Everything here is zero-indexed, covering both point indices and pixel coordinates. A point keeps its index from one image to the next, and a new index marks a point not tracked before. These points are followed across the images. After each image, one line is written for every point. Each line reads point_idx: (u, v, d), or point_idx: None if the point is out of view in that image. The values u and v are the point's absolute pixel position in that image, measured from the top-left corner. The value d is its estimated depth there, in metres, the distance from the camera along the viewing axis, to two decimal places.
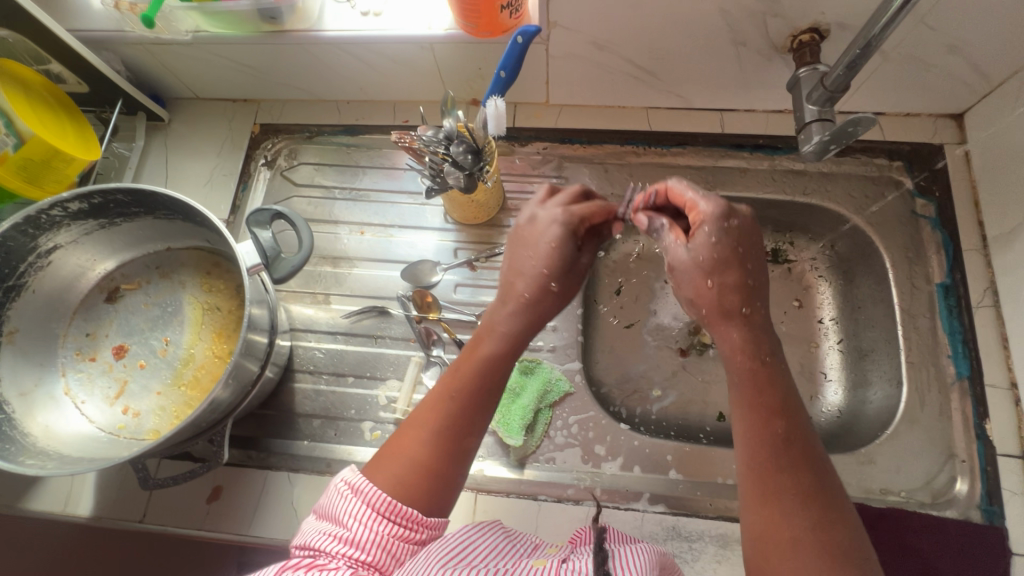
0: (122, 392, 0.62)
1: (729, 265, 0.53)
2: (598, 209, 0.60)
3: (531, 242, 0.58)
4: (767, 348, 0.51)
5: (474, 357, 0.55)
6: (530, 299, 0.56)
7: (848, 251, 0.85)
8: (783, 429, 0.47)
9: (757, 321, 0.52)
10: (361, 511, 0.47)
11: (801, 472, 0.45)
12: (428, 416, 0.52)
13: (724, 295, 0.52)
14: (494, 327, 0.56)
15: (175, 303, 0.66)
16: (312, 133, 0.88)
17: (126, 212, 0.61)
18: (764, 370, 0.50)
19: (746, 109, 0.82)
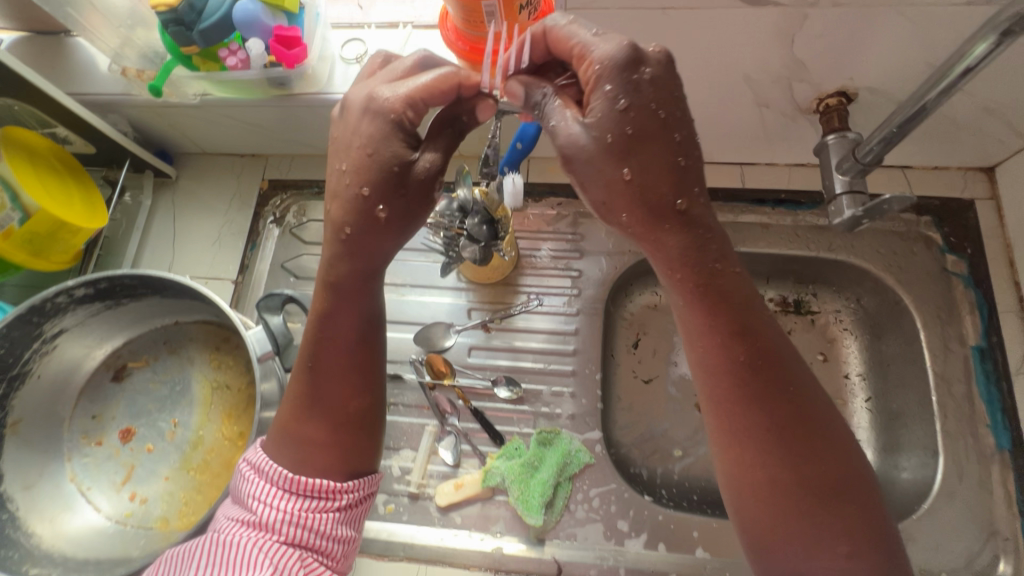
0: (129, 477, 0.60)
1: (650, 144, 0.45)
2: (435, 79, 0.49)
3: (349, 148, 0.50)
4: (712, 245, 0.48)
5: (331, 309, 0.54)
6: (358, 232, 0.51)
7: (875, 306, 0.82)
8: (744, 354, 0.48)
9: (703, 213, 0.47)
10: (264, 493, 0.51)
11: (771, 398, 0.48)
12: (320, 387, 0.55)
13: (652, 189, 0.45)
14: (341, 280, 0.53)
15: (183, 381, 0.64)
16: (321, 189, 0.87)
17: (133, 293, 0.59)
18: (711, 287, 0.48)
19: (767, 163, 0.80)
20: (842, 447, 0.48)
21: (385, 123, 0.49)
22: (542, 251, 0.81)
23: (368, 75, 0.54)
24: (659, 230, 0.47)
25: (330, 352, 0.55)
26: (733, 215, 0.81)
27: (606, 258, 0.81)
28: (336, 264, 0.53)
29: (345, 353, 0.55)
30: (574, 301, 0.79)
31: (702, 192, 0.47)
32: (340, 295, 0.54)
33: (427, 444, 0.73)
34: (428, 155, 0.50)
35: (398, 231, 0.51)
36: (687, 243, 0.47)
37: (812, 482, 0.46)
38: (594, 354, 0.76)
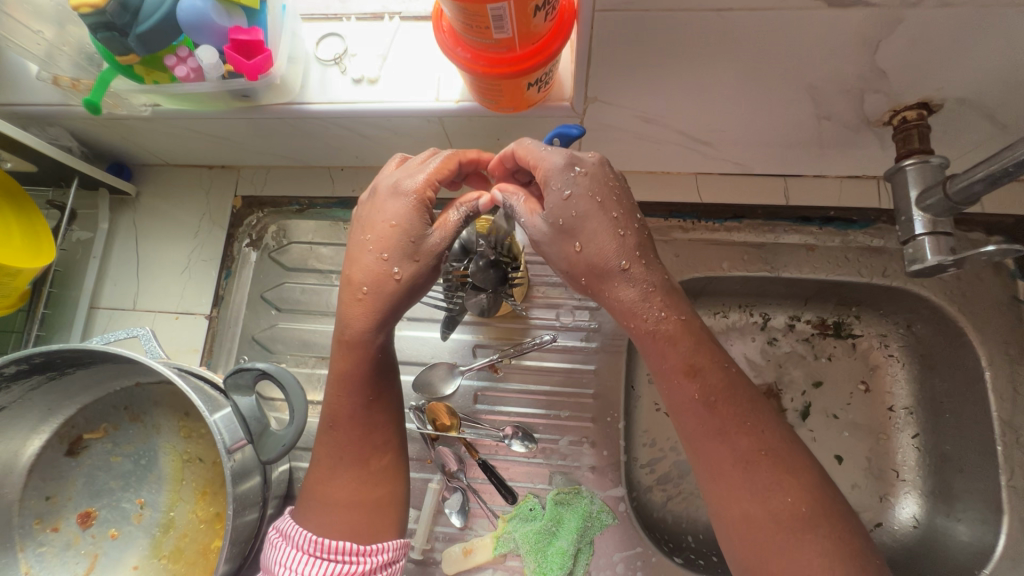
0: (92, 568, 0.53)
1: (590, 223, 0.46)
2: (443, 165, 0.50)
3: (371, 222, 0.50)
4: (659, 296, 0.47)
5: (343, 371, 0.52)
6: (371, 292, 0.50)
7: (929, 335, 0.74)
8: (700, 391, 0.46)
9: (646, 267, 0.47)
10: (292, 557, 0.48)
11: (733, 433, 0.46)
12: (330, 446, 0.53)
13: (597, 256, 0.47)
14: (352, 335, 0.51)
15: (150, 453, 0.56)
16: (303, 206, 0.77)
17: (79, 363, 0.50)
18: (666, 327, 0.47)
19: (815, 174, 0.69)
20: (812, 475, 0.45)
21: (408, 202, 0.48)
22: (556, 278, 0.72)
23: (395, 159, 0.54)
24: (609, 287, 0.48)
25: (337, 406, 0.52)
26: (773, 235, 0.71)
27: None
28: (349, 322, 0.51)
29: (356, 407, 0.52)
30: (593, 337, 0.70)
31: (647, 249, 0.48)
32: (358, 355, 0.51)
33: (431, 503, 0.65)
34: (439, 232, 0.49)
35: (410, 294, 0.50)
36: (639, 291, 0.47)
37: (802, 524, 0.43)
38: (617, 399, 0.68)
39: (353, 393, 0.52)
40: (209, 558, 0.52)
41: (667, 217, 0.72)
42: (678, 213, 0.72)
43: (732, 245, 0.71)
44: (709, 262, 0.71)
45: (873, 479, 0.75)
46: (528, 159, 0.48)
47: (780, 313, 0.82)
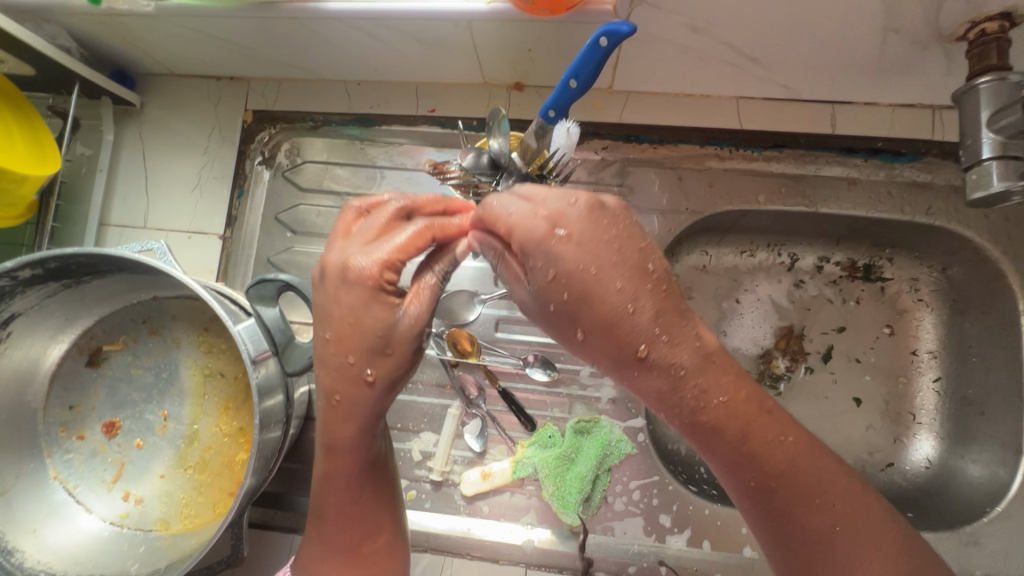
0: (120, 475, 0.54)
1: (590, 296, 0.35)
2: (400, 246, 0.41)
3: (334, 314, 0.41)
4: (690, 380, 0.36)
5: (333, 469, 0.48)
6: (346, 402, 0.44)
7: (965, 279, 0.71)
8: (755, 480, 0.40)
9: (670, 342, 0.35)
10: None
11: (800, 511, 0.40)
12: (328, 533, 0.50)
13: (608, 341, 0.36)
14: (336, 443, 0.47)
15: (170, 367, 0.55)
16: (317, 123, 0.73)
17: (94, 271, 0.48)
18: (704, 421, 0.38)
19: (867, 101, 0.64)
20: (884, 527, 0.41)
21: (367, 286, 0.40)
22: None
23: (343, 228, 0.44)
24: (628, 378, 0.37)
25: (332, 501, 0.49)
26: (813, 166, 0.67)
27: (659, 217, 0.68)
28: (333, 430, 0.46)
29: (351, 498, 0.49)
30: None
31: (671, 316, 0.35)
32: (339, 453, 0.47)
33: (450, 428, 0.66)
34: (412, 307, 0.41)
35: (390, 391, 0.43)
36: (673, 377, 0.36)
37: None
38: None
39: (350, 487, 0.49)
40: (234, 469, 0.53)
41: (703, 144, 0.68)
42: (715, 140, 0.68)
43: (770, 176, 0.67)
44: (744, 194, 0.67)
45: (889, 421, 0.75)
46: (502, 229, 0.38)
47: (809, 254, 0.79)
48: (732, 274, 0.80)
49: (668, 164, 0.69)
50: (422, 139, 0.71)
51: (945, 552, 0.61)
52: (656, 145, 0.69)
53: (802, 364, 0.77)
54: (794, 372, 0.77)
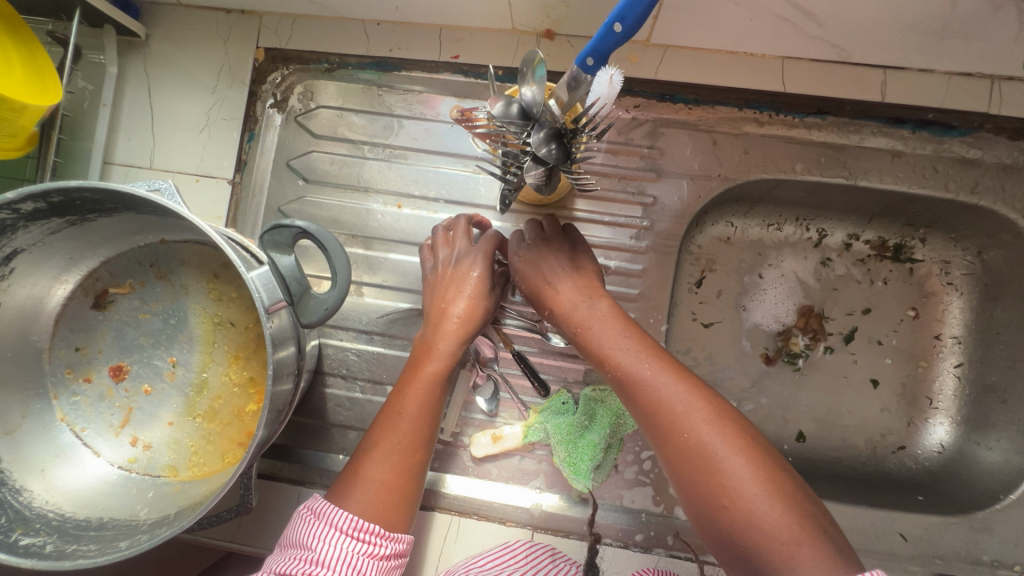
0: (128, 421, 0.53)
1: (543, 260, 0.56)
2: (490, 238, 0.58)
3: (453, 282, 0.56)
4: (581, 314, 0.54)
5: (427, 370, 0.54)
6: (463, 320, 0.55)
7: (1001, 263, 0.68)
8: (625, 367, 0.49)
9: (580, 294, 0.55)
10: (328, 533, 0.46)
11: (651, 389, 0.48)
12: (390, 429, 0.51)
13: (549, 291, 0.55)
14: (439, 346, 0.55)
15: (178, 313, 0.53)
16: (332, 65, 0.69)
17: (99, 208, 0.45)
18: (588, 332, 0.53)
19: (921, 68, 0.60)
20: (763, 464, 0.43)
21: (480, 256, 0.57)
22: (610, 169, 0.65)
23: (439, 237, 0.60)
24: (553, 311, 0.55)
25: (412, 400, 0.52)
26: (857, 136, 0.64)
27: (689, 182, 0.65)
28: (433, 346, 0.55)
29: (431, 401, 0.53)
30: (643, 234, 0.65)
31: (587, 280, 0.55)
32: (419, 361, 0.54)
33: (461, 392, 0.64)
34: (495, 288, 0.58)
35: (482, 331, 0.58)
36: (593, 314, 0.53)
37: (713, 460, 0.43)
38: (661, 301, 0.65)
39: (430, 392, 0.53)
40: (244, 420, 0.52)
41: (740, 108, 0.64)
42: (755, 103, 0.64)
43: (809, 145, 0.64)
44: (780, 162, 0.64)
45: (904, 404, 0.74)
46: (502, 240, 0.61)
47: (838, 230, 0.76)
48: (756, 248, 0.78)
49: (702, 126, 0.65)
50: (444, 88, 0.68)
51: (954, 536, 0.60)
52: (691, 107, 0.65)
53: (821, 343, 0.77)
54: (812, 351, 0.77)
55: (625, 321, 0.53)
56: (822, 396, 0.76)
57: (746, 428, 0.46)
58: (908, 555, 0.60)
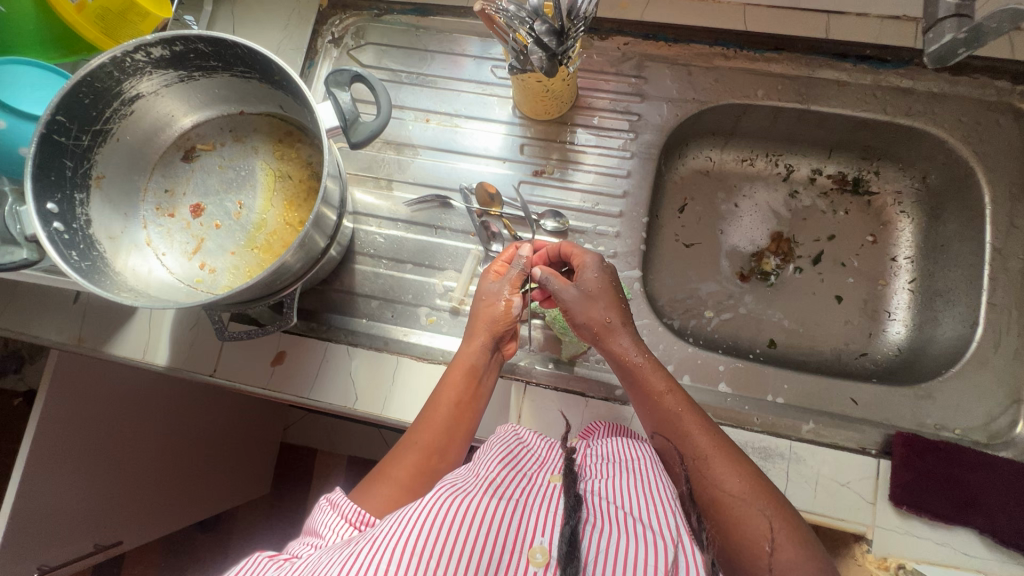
0: (199, 249, 0.64)
1: (601, 297, 0.63)
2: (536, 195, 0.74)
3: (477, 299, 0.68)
4: (633, 356, 0.61)
5: (453, 373, 0.63)
6: (485, 329, 0.65)
7: (941, 185, 0.79)
8: (671, 404, 0.58)
9: (628, 332, 0.62)
10: (337, 523, 0.51)
11: (694, 429, 0.56)
12: (416, 432, 0.60)
13: (589, 311, 0.62)
14: (466, 356, 0.64)
15: (247, 167, 0.67)
16: (380, 12, 0.85)
17: (204, 65, 0.59)
18: (644, 365, 0.60)
19: (857, 12, 0.74)
20: (788, 518, 0.50)
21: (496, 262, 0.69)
22: (604, 93, 0.79)
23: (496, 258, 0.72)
24: (613, 335, 0.61)
25: (437, 405, 0.61)
26: (810, 69, 0.76)
27: (668, 104, 0.78)
28: (464, 355, 0.64)
29: (454, 403, 0.61)
30: (629, 144, 0.78)
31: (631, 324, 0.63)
32: (457, 373, 0.63)
33: (470, 266, 0.76)
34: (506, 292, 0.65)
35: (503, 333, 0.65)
36: (631, 347, 0.61)
37: (742, 502, 0.50)
38: (644, 199, 0.77)
39: (456, 392, 0.62)
40: None
41: (712, 45, 0.78)
42: (723, 41, 0.78)
43: (771, 75, 0.77)
44: (745, 89, 0.77)
45: (865, 315, 0.82)
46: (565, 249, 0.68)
47: (804, 165, 0.88)
48: (733, 180, 0.89)
49: (680, 61, 0.79)
50: (469, 30, 0.83)
51: (900, 403, 0.68)
52: (671, 45, 0.79)
53: (791, 264, 0.86)
54: (783, 271, 0.86)
55: (654, 366, 0.60)
56: (793, 308, 0.84)
57: (770, 486, 0.53)
58: (858, 416, 0.68)
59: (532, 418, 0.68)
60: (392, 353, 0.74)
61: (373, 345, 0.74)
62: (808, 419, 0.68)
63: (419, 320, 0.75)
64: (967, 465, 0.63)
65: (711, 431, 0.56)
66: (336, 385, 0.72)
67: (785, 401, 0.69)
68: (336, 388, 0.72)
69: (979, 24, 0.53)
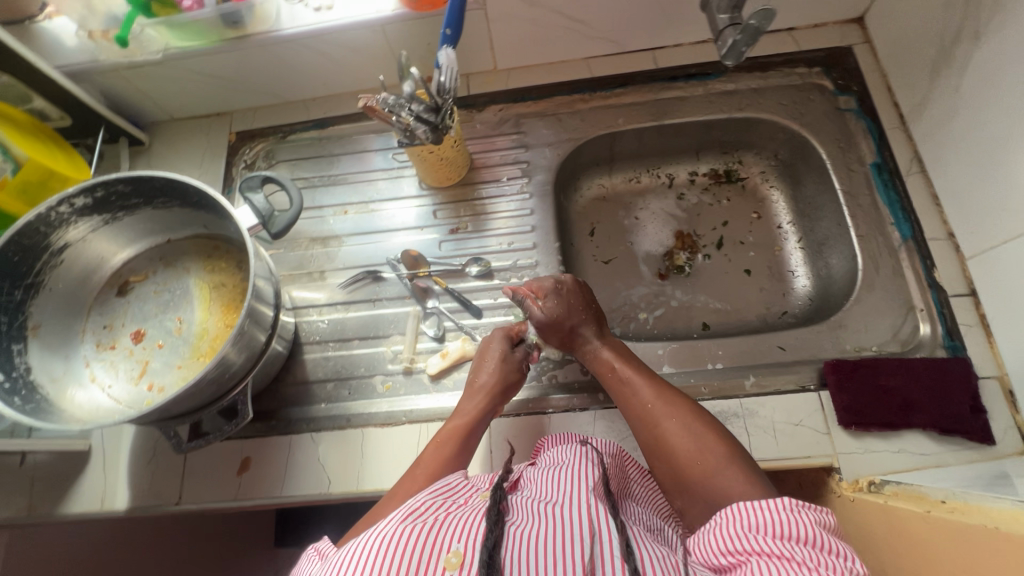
0: (145, 371, 0.66)
1: (566, 304, 0.71)
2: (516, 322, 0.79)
3: (478, 356, 0.72)
4: (596, 353, 0.70)
5: (451, 427, 0.66)
6: (483, 384, 0.69)
7: (790, 156, 0.93)
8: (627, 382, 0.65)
9: (590, 333, 0.71)
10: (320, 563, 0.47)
11: (651, 401, 0.62)
12: (410, 480, 0.60)
13: (556, 322, 0.71)
14: (464, 410, 0.67)
15: (182, 286, 0.71)
16: (285, 133, 0.95)
17: (126, 204, 0.65)
18: (607, 360, 0.68)
19: (673, 44, 0.92)
20: (736, 461, 0.55)
21: (500, 334, 0.74)
22: (494, 152, 0.91)
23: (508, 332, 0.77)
24: (576, 338, 0.71)
25: (432, 454, 0.63)
26: (654, 92, 0.92)
27: (549, 148, 0.90)
28: (462, 409, 0.68)
29: (446, 452, 0.62)
30: (526, 187, 0.88)
31: (591, 325, 0.72)
32: (454, 425, 0.66)
33: (412, 325, 0.80)
34: (498, 348, 0.72)
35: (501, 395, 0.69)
36: (596, 348, 0.70)
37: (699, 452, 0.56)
38: (553, 228, 0.86)
39: (452, 446, 0.63)
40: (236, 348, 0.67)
41: (571, 92, 0.92)
42: (578, 88, 0.92)
43: (625, 106, 0.91)
44: (607, 121, 0.91)
45: (774, 279, 0.91)
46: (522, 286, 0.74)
47: (682, 171, 1.01)
48: (628, 197, 1.01)
49: (549, 112, 0.93)
50: (366, 130, 0.95)
51: (819, 338, 0.75)
52: (536, 102, 0.93)
53: (699, 253, 0.95)
54: (694, 261, 0.95)
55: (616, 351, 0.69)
56: (713, 290, 0.92)
57: (720, 435, 0.58)
58: (790, 360, 0.74)
59: (503, 447, 0.71)
60: (357, 427, 0.75)
61: (336, 425, 0.75)
62: (749, 375, 0.73)
63: (376, 389, 0.78)
64: (890, 373, 0.69)
65: (667, 397, 0.62)
66: (307, 474, 0.71)
67: (724, 365, 0.75)
68: (308, 477, 0.71)
69: (747, 25, 0.67)
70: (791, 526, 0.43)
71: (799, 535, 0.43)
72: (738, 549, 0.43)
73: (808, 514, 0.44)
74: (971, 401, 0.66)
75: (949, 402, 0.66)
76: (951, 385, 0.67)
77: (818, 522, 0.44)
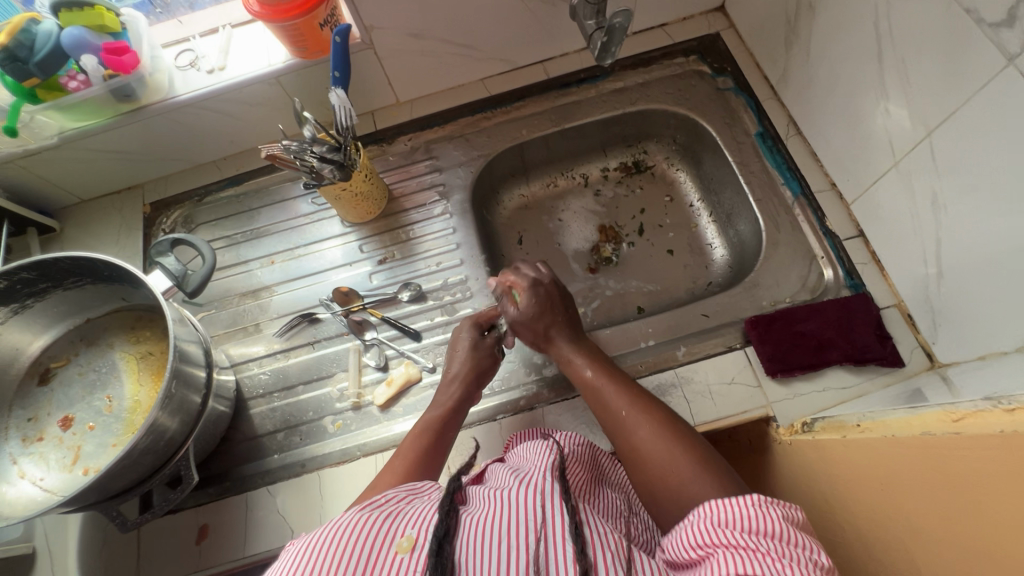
0: (78, 456, 0.64)
1: (539, 308, 0.71)
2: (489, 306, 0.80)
3: (451, 347, 0.75)
4: (569, 357, 0.69)
5: (427, 418, 0.67)
6: (457, 372, 0.72)
7: (686, 139, 1.00)
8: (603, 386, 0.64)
9: (567, 338, 0.70)
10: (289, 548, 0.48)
11: (623, 406, 0.61)
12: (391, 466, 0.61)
13: (530, 328, 0.72)
14: (441, 399, 0.69)
15: (108, 362, 0.70)
16: (201, 196, 0.96)
17: (34, 290, 0.64)
18: (582, 362, 0.67)
19: (560, 54, 0.98)
20: (710, 467, 0.54)
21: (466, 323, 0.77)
22: (410, 179, 0.94)
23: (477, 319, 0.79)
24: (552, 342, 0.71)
25: (410, 441, 0.64)
26: (551, 101, 0.97)
27: (462, 167, 0.94)
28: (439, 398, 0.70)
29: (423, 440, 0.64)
30: (446, 208, 0.91)
31: (565, 328, 0.71)
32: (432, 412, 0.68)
33: (354, 360, 0.81)
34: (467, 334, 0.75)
35: (474, 381, 0.71)
36: (570, 351, 0.69)
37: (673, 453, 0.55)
38: (477, 241, 0.89)
39: (430, 432, 0.65)
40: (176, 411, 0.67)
41: (473, 113, 0.97)
42: (480, 108, 0.97)
43: (526, 117, 0.96)
44: (512, 134, 0.95)
45: (694, 254, 0.97)
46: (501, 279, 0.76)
47: (593, 169, 1.06)
48: (549, 202, 1.05)
49: (456, 134, 0.97)
50: (282, 179, 0.96)
51: (738, 300, 0.80)
52: (442, 127, 0.97)
53: (624, 242, 1.00)
54: (620, 250, 1.00)
55: (592, 353, 0.69)
56: (641, 274, 0.97)
57: (696, 441, 0.57)
58: (714, 325, 0.78)
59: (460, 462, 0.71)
60: (313, 471, 0.74)
61: (292, 473, 0.74)
62: (680, 346, 0.77)
63: (328, 430, 0.77)
64: (802, 319, 0.74)
65: (642, 401, 0.61)
66: (267, 528, 0.70)
67: (656, 341, 0.79)
68: (268, 531, 0.70)
69: (612, 26, 0.74)
70: (759, 523, 0.43)
71: (766, 530, 0.43)
72: (707, 542, 0.43)
73: (775, 510, 0.44)
74: (877, 331, 0.72)
75: (858, 335, 0.72)
76: (857, 320, 0.72)
77: (785, 517, 0.44)
